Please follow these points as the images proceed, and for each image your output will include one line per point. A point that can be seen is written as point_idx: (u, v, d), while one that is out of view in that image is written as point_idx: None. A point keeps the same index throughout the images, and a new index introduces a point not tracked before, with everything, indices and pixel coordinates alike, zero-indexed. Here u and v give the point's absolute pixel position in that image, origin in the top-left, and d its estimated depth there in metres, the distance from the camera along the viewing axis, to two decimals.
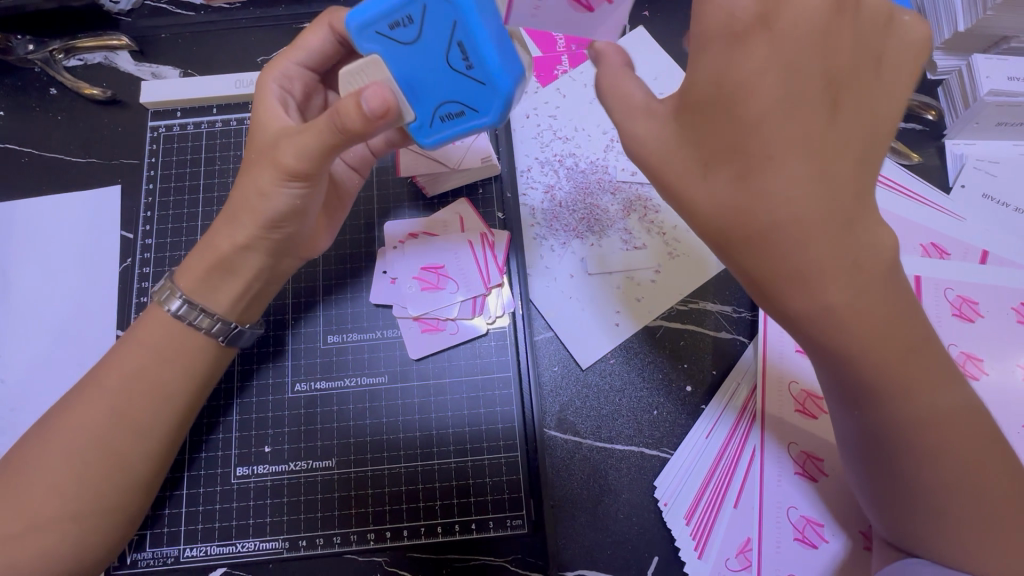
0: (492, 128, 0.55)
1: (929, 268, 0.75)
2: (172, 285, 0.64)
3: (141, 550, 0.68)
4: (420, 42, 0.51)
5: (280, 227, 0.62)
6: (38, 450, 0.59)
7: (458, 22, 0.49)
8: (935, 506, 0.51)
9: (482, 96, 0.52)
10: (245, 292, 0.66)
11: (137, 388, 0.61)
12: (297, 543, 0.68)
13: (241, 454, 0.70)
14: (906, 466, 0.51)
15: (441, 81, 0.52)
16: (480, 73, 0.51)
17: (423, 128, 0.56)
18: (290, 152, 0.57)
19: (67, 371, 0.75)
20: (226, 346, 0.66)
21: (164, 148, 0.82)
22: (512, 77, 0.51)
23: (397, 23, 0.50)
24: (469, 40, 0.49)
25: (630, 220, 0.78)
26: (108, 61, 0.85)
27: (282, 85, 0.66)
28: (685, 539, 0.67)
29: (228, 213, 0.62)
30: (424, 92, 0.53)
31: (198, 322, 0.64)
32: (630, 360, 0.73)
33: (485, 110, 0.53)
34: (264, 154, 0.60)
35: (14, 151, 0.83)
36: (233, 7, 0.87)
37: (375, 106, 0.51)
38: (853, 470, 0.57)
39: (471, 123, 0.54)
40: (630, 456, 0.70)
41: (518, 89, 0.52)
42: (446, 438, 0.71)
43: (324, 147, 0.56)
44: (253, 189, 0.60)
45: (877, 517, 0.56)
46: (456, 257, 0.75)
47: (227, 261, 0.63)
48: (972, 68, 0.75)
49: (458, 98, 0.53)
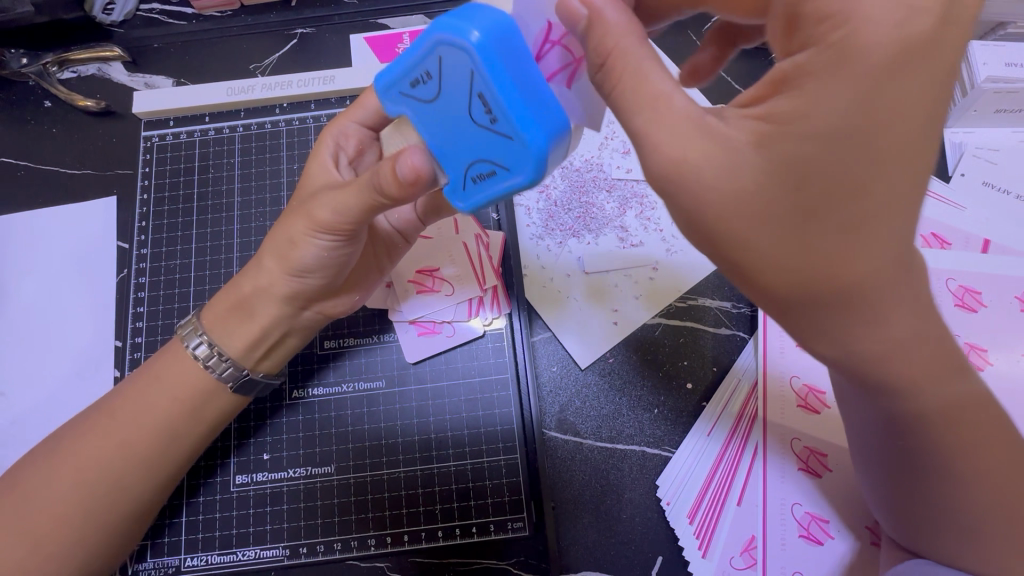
0: (530, 189, 0.43)
1: (947, 261, 0.75)
2: (194, 321, 0.64)
3: (142, 561, 0.67)
4: (441, 100, 0.43)
5: (306, 277, 0.61)
6: (40, 473, 0.59)
7: (475, 71, 0.40)
8: (961, 527, 0.50)
9: (512, 153, 0.41)
10: (259, 339, 0.64)
11: (141, 409, 0.62)
12: (297, 550, 0.68)
13: (240, 462, 0.70)
14: (934, 483, 0.50)
15: (469, 144, 0.44)
16: (504, 125, 0.40)
17: (456, 191, 0.47)
18: (326, 209, 0.56)
19: (67, 383, 0.75)
20: (236, 393, 0.65)
21: (158, 157, 0.83)
22: (548, 130, 0.40)
23: (417, 80, 0.44)
24: (487, 88, 0.40)
25: (628, 218, 0.78)
26: (102, 73, 0.85)
27: (336, 143, 0.64)
28: (689, 539, 0.66)
29: (253, 258, 0.63)
30: (457, 155, 0.45)
31: (211, 365, 0.63)
32: (630, 359, 0.73)
33: (514, 168, 0.42)
34: (302, 205, 0.60)
35: (11, 164, 0.83)
36: (224, 15, 0.87)
37: (407, 176, 0.46)
38: (866, 475, 0.57)
39: (502, 186, 0.44)
40: (631, 456, 0.70)
41: (558, 140, 0.41)
42: (446, 442, 0.70)
43: (364, 206, 0.54)
44: (284, 238, 0.59)
45: (890, 521, 0.57)
46: (450, 260, 0.75)
47: (244, 303, 0.63)
48: (970, 56, 0.75)
49: (486, 155, 0.43)
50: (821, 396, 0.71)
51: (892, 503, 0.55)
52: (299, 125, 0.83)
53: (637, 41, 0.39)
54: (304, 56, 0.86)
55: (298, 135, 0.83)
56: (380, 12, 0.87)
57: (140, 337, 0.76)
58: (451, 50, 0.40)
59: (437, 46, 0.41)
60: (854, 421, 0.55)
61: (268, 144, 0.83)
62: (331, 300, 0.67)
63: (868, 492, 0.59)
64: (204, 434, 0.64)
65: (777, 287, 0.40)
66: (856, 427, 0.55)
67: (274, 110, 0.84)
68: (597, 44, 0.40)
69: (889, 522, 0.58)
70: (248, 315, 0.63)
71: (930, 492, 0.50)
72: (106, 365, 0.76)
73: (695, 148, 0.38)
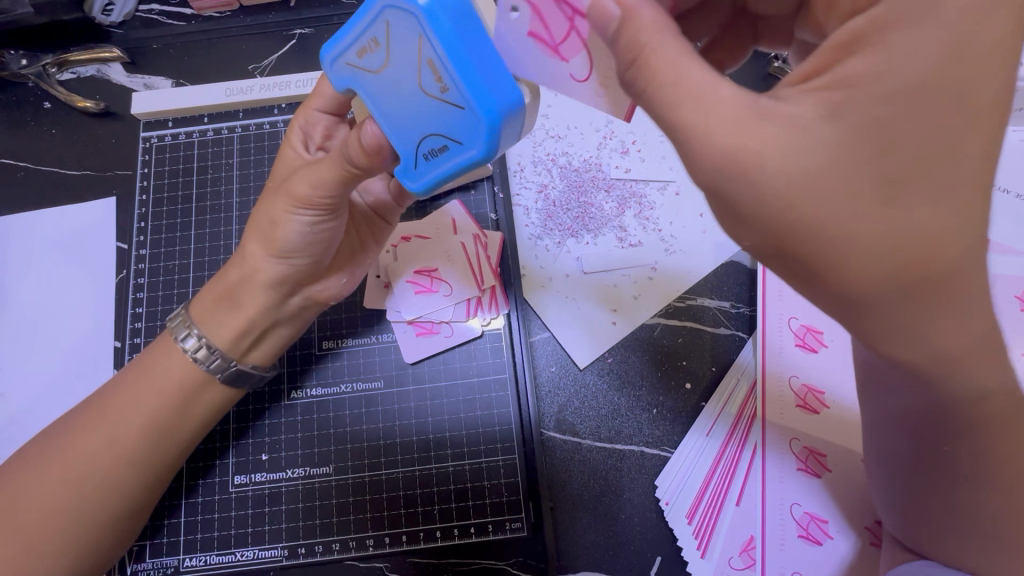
0: (478, 164, 0.44)
1: None
2: (183, 314, 0.65)
3: (141, 561, 0.68)
4: (391, 68, 0.45)
5: (292, 259, 0.62)
6: (36, 472, 0.59)
7: (423, 36, 0.40)
8: (967, 528, 0.49)
9: (459, 125, 0.42)
10: (249, 329, 0.64)
11: (137, 407, 0.62)
12: (296, 551, 0.68)
13: (238, 462, 0.70)
14: (949, 487, 0.50)
15: (420, 114, 0.45)
16: (451, 95, 0.41)
17: (407, 169, 0.48)
18: (304, 184, 0.56)
19: (66, 385, 0.75)
20: (226, 383, 0.65)
21: (157, 158, 0.83)
22: (497, 103, 0.41)
23: (369, 49, 0.45)
24: (434, 55, 0.40)
25: (626, 217, 0.78)
26: (102, 73, 0.85)
27: (303, 132, 0.64)
28: (687, 538, 0.66)
29: (247, 255, 0.63)
30: (408, 126, 0.46)
31: (199, 358, 0.63)
32: (630, 359, 0.73)
33: (462, 141, 0.43)
34: (279, 187, 0.60)
35: (10, 166, 0.83)
36: (223, 15, 0.87)
37: (371, 145, 0.49)
38: (879, 477, 0.58)
39: (452, 159, 0.45)
40: (630, 456, 0.69)
41: (509, 119, 0.42)
42: (444, 442, 0.70)
43: (337, 178, 0.54)
44: (267, 218, 0.60)
45: (892, 517, 0.58)
46: (447, 259, 0.75)
47: (232, 293, 0.63)
48: None
49: (436, 130, 0.44)
50: (821, 396, 0.71)
51: (902, 500, 0.56)
52: None
53: (642, 45, 0.38)
54: (303, 56, 0.86)
55: None
56: None
57: (139, 338, 0.77)
58: (398, 15, 0.41)
59: (386, 11, 0.42)
60: (878, 415, 0.55)
61: (268, 144, 0.83)
62: (320, 284, 0.67)
63: (876, 489, 0.60)
64: (192, 430, 0.65)
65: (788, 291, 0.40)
66: (886, 424, 0.54)
67: (273, 110, 0.84)
68: (628, 41, 0.39)
69: (892, 519, 0.58)
70: (244, 311, 0.63)
71: (948, 496, 0.50)
72: (105, 366, 0.76)
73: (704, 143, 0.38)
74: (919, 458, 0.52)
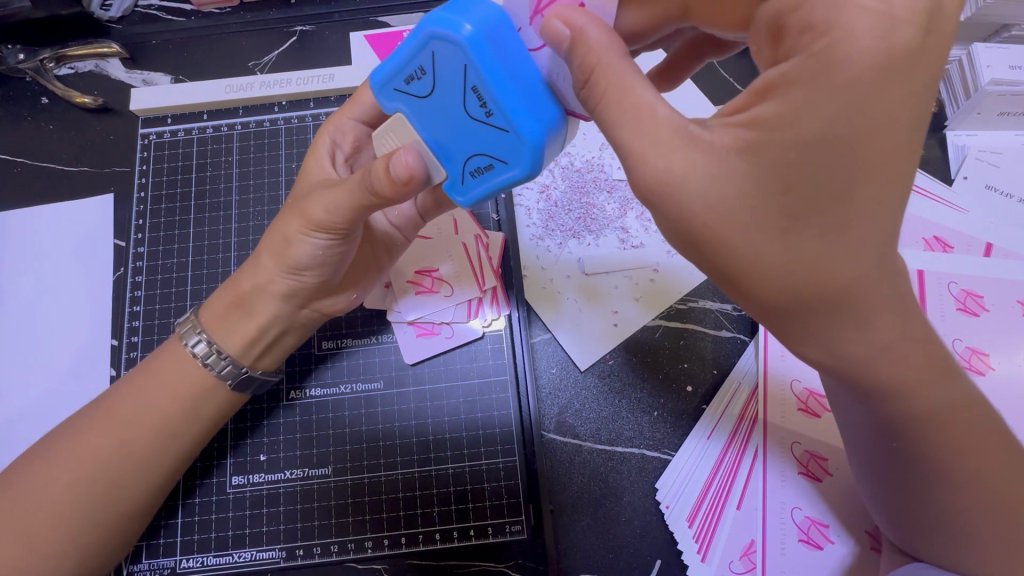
0: (526, 182, 0.44)
1: (933, 262, 0.74)
2: (194, 320, 0.64)
3: (137, 562, 0.67)
4: (435, 94, 0.44)
5: (303, 275, 0.61)
6: (35, 471, 0.59)
7: (470, 64, 0.40)
8: (968, 532, 0.50)
9: (509, 146, 0.42)
10: (259, 336, 0.63)
11: (139, 408, 0.61)
12: (294, 552, 0.67)
13: (235, 463, 0.70)
14: (943, 492, 0.50)
15: (466, 137, 0.44)
16: (500, 120, 0.41)
17: (456, 186, 0.48)
18: (318, 207, 0.56)
19: (62, 383, 0.75)
20: (236, 391, 0.64)
21: (156, 155, 0.82)
22: (545, 123, 0.41)
23: (410, 76, 0.44)
24: (482, 82, 0.40)
25: (628, 219, 0.77)
26: (100, 69, 0.84)
27: (332, 141, 0.64)
28: (687, 542, 0.66)
29: (254, 256, 0.63)
30: (455, 149, 0.45)
31: (210, 363, 0.63)
32: (632, 361, 0.72)
33: (511, 161, 0.42)
34: (296, 206, 0.60)
35: (6, 161, 0.82)
36: (223, 11, 0.87)
37: (400, 175, 0.46)
38: (864, 483, 0.57)
39: (500, 179, 0.44)
40: (631, 458, 0.69)
41: (552, 132, 0.42)
42: (444, 444, 0.70)
43: (355, 206, 0.54)
44: (280, 236, 0.60)
45: (885, 522, 0.56)
46: (450, 260, 0.75)
47: (245, 299, 0.62)
48: (972, 58, 0.75)
49: (483, 149, 0.44)
50: (822, 399, 0.71)
51: (888, 506, 0.55)
52: (298, 123, 0.83)
53: None
54: (303, 52, 0.86)
55: (296, 133, 0.82)
56: (381, 10, 0.87)
57: (136, 336, 0.76)
58: (443, 44, 0.41)
59: (431, 42, 0.41)
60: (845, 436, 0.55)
61: (268, 142, 0.82)
62: (331, 299, 0.67)
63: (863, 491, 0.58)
64: (201, 433, 0.64)
65: (771, 294, 0.40)
66: (852, 437, 0.54)
67: (273, 108, 0.83)
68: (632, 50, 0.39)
69: (885, 523, 0.57)
70: (245, 311, 0.63)
71: (928, 501, 0.51)
72: (102, 364, 0.75)
73: (680, 161, 0.39)
74: (894, 466, 0.52)
